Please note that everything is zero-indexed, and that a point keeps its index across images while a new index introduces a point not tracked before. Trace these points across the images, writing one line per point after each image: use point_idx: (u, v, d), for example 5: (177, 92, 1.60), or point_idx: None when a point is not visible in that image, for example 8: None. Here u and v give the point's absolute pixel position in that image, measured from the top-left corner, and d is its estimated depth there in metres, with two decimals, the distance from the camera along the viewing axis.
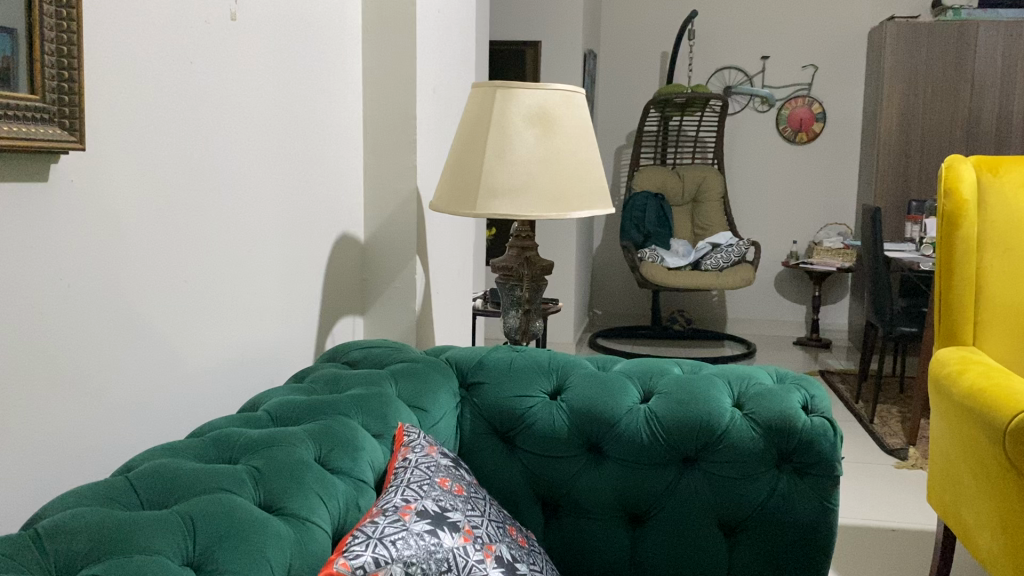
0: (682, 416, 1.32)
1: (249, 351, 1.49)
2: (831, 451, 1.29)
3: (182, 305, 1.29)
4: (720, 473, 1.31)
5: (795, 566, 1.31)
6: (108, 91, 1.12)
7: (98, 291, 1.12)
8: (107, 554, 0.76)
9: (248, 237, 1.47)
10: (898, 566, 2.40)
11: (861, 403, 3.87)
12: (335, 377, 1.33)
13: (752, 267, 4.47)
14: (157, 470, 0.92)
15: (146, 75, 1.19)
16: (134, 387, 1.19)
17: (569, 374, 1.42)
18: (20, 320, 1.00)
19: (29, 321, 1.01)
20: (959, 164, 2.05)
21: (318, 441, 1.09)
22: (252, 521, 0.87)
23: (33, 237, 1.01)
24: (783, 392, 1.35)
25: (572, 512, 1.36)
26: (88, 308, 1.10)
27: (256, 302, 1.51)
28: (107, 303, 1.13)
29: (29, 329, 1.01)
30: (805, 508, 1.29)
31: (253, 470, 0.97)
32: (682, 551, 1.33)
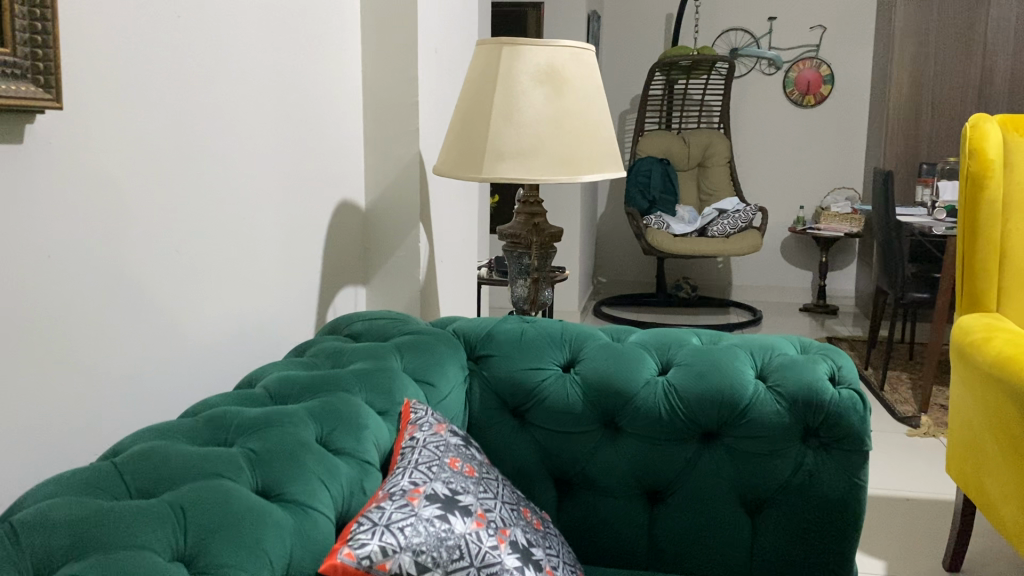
0: (703, 389, 1.25)
1: (247, 324, 1.42)
2: (861, 425, 1.22)
3: (177, 276, 1.22)
4: (743, 449, 1.25)
5: (821, 546, 1.25)
6: (90, 45, 1.03)
7: (86, 263, 1.04)
8: (88, 551, 0.69)
9: (244, 205, 1.39)
10: (913, 537, 2.35)
11: (870, 370, 3.81)
12: (336, 351, 1.26)
13: (759, 232, 4.39)
14: (146, 453, 0.85)
15: (131, 29, 1.10)
16: (128, 363, 1.12)
17: (583, 346, 1.35)
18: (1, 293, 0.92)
19: (11, 295, 0.94)
20: (984, 124, 1.97)
21: (320, 420, 1.02)
22: (249, 510, 0.80)
23: (9, 203, 0.93)
24: (810, 363, 1.27)
25: (587, 490, 1.30)
26: (75, 281, 1.02)
27: (253, 273, 1.43)
28: (94, 276, 1.05)
29: (8, 303, 0.93)
30: (833, 485, 1.23)
31: (250, 454, 0.91)
32: (703, 530, 1.27)
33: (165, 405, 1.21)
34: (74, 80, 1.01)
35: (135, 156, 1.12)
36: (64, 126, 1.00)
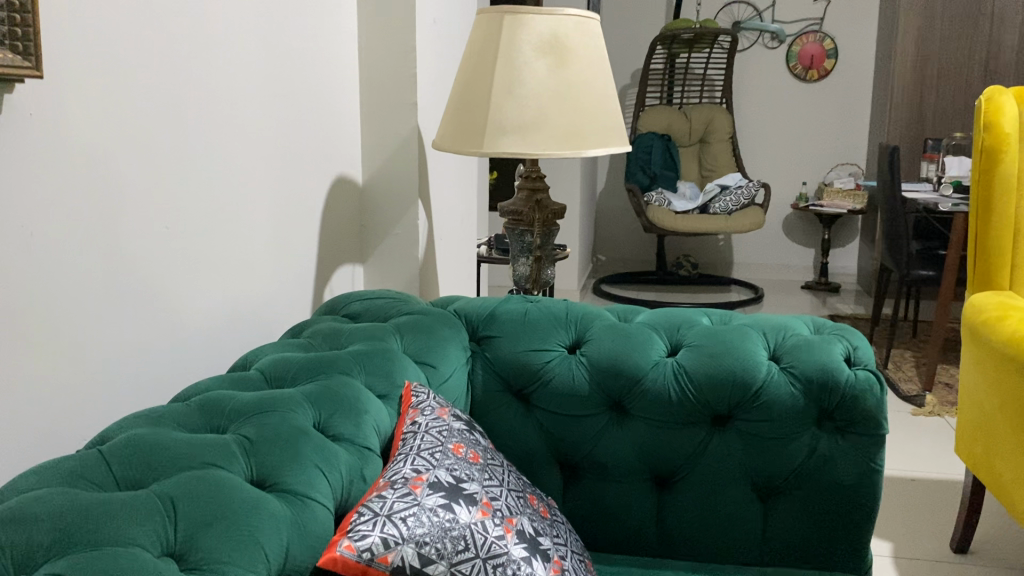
0: (714, 371, 1.21)
1: (241, 305, 1.37)
2: (878, 407, 1.18)
3: (167, 255, 1.17)
4: (756, 433, 1.21)
5: (835, 531, 1.21)
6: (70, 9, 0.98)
7: (71, 240, 0.99)
8: (70, 547, 0.65)
9: (236, 180, 1.34)
10: (919, 518, 2.32)
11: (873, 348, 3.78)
12: (334, 332, 1.21)
13: (762, 209, 4.33)
14: (134, 441, 0.81)
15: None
16: (119, 345, 1.08)
17: (589, 326, 1.30)
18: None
19: None
20: (999, 97, 1.92)
21: (317, 405, 0.97)
22: (242, 501, 0.76)
23: None
24: (824, 343, 1.23)
25: (594, 474, 1.26)
26: (60, 260, 0.97)
27: (247, 251, 1.38)
28: (79, 254, 1.00)
29: None
30: (848, 469, 1.19)
31: (243, 441, 0.86)
32: (714, 515, 1.23)
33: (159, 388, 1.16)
34: (52, 45, 0.95)
35: (121, 128, 1.06)
36: (43, 94, 0.94)
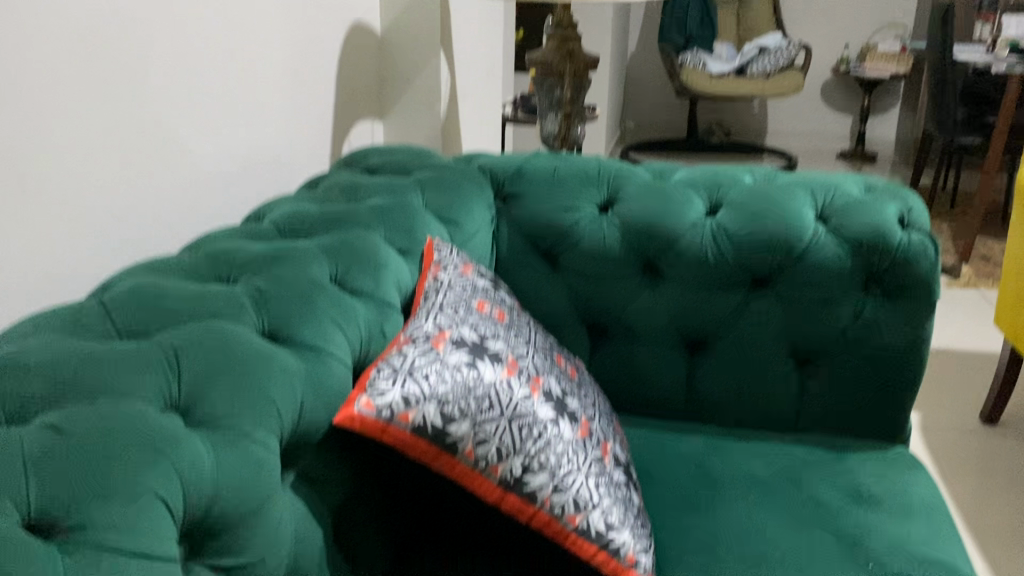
0: (756, 231, 1.13)
1: (256, 153, 1.29)
2: (930, 271, 1.11)
3: (177, 97, 1.08)
4: (796, 296, 1.14)
5: (875, 399, 1.16)
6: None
7: (74, 75, 0.90)
8: (64, 399, 0.60)
9: (247, 19, 1.23)
10: (948, 389, 2.28)
11: None
12: (352, 185, 1.14)
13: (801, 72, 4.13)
14: (136, 290, 0.76)
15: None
16: (132, 189, 1.01)
17: (623, 184, 1.22)
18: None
19: None
20: None
21: (333, 258, 0.91)
22: (252, 355, 0.71)
23: None
24: (876, 202, 1.15)
25: (623, 337, 1.21)
26: (62, 97, 0.89)
27: (260, 99, 1.29)
28: (84, 91, 0.92)
29: None
30: (893, 335, 1.13)
31: (254, 292, 0.81)
32: (748, 380, 1.18)
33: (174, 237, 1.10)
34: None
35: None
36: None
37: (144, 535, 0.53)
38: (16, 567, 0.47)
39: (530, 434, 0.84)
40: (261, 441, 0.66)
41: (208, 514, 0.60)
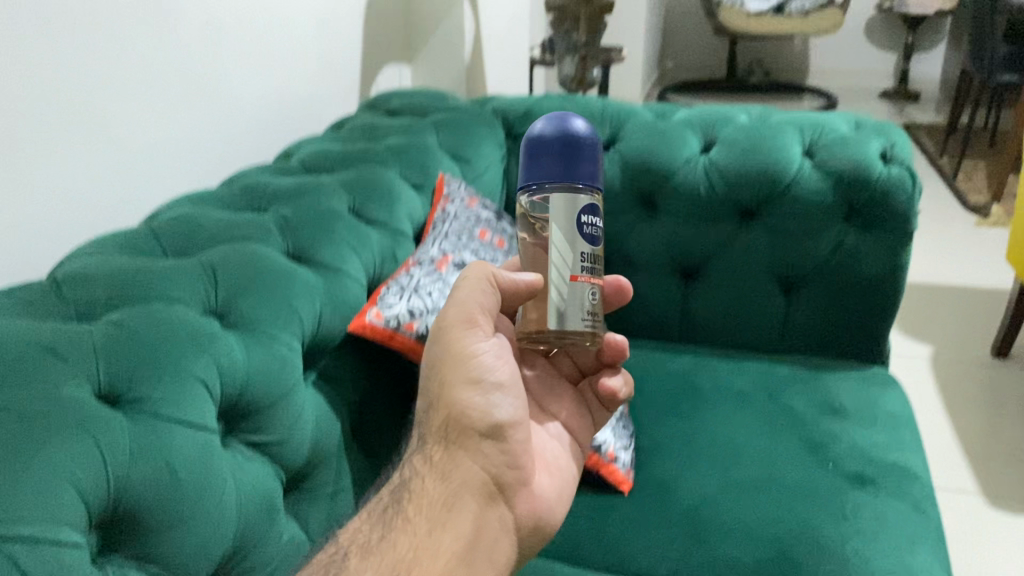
0: (744, 165, 1.23)
1: (289, 100, 1.41)
2: (908, 202, 1.19)
3: (219, 40, 1.20)
4: (782, 227, 1.23)
5: (854, 327, 1.26)
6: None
7: (129, 33, 1.02)
8: (127, 303, 0.73)
9: None
10: (972, 321, 2.29)
11: (945, 158, 3.64)
12: (373, 127, 1.26)
13: (840, 11, 4.07)
14: (180, 219, 0.88)
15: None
16: (184, 125, 1.14)
17: (626, 124, 1.33)
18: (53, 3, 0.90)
19: (56, 80, 0.92)
20: None
21: (352, 190, 1.02)
22: (278, 272, 0.83)
23: None
24: (861, 139, 1.23)
25: (624, 267, 1.32)
26: (121, 52, 1.01)
27: (294, 38, 1.41)
28: (134, 49, 1.03)
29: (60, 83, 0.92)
30: (873, 262, 1.21)
31: (281, 220, 0.92)
32: (737, 306, 1.29)
33: (221, 168, 1.24)
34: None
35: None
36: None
37: (185, 407, 0.66)
38: (97, 429, 0.60)
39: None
40: (286, 343, 0.79)
41: (242, 398, 0.73)
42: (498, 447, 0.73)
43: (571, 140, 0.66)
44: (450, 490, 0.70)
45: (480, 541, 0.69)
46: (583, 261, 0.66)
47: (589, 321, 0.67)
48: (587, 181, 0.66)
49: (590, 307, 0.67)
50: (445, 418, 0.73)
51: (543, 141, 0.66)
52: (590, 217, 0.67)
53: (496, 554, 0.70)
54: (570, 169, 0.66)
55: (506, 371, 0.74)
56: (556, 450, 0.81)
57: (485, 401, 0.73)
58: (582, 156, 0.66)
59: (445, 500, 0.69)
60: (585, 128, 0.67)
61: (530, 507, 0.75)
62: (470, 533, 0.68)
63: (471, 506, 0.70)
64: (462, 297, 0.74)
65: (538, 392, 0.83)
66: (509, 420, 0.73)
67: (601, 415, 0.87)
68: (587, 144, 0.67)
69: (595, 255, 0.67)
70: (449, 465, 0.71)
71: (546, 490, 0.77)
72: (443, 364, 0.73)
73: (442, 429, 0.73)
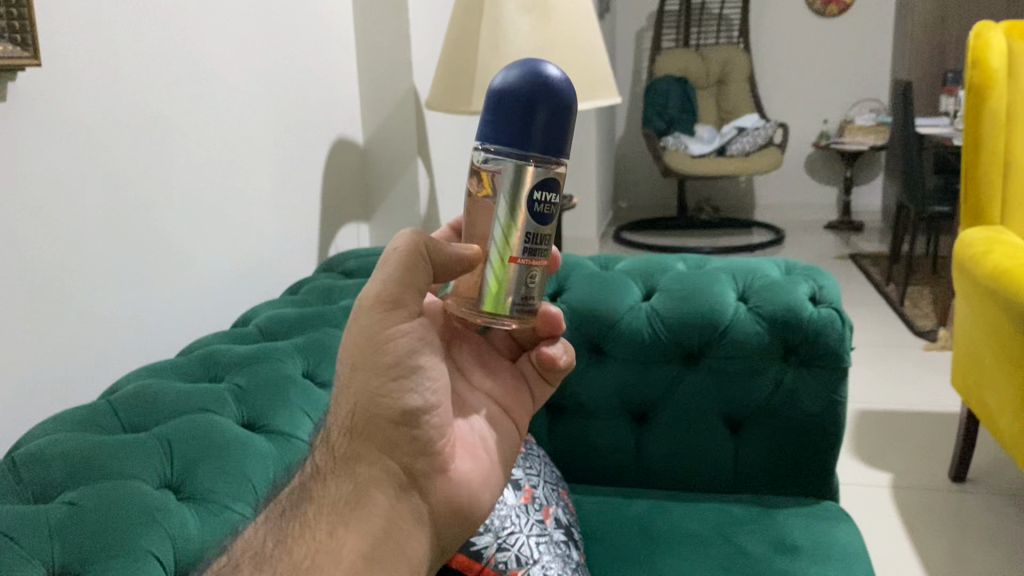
0: (684, 311, 1.29)
1: (248, 264, 1.47)
2: (839, 341, 1.25)
3: (180, 216, 1.27)
4: (724, 369, 1.28)
5: (801, 462, 1.30)
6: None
7: (91, 218, 1.08)
8: (84, 482, 0.75)
9: (239, 138, 1.43)
10: (927, 445, 2.34)
11: (891, 285, 3.78)
12: (328, 288, 1.32)
13: (779, 151, 4.31)
14: (138, 392, 0.91)
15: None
16: (143, 294, 1.19)
17: (570, 276, 1.39)
18: (21, 193, 0.97)
19: (19, 267, 0.97)
20: (988, 32, 1.93)
21: (306, 355, 1.06)
22: (233, 442, 0.85)
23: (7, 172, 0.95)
24: (790, 283, 1.31)
25: (576, 413, 1.36)
26: (82, 235, 1.07)
27: (254, 208, 1.49)
28: (96, 231, 1.09)
29: (23, 269, 0.97)
30: (812, 399, 1.27)
31: (236, 389, 0.95)
32: (688, 447, 1.32)
33: (180, 333, 1.28)
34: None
35: (138, 85, 1.17)
36: (64, 24, 1.03)
37: None
38: None
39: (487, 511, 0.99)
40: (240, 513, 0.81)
41: None
42: (407, 432, 0.71)
43: (548, 101, 0.61)
44: (353, 488, 0.70)
45: (391, 535, 0.68)
46: (524, 243, 0.65)
47: (522, 306, 0.66)
48: (558, 146, 0.63)
49: (524, 288, 0.66)
50: (351, 406, 0.72)
51: (519, 94, 0.61)
52: (544, 191, 0.64)
53: (409, 551, 0.69)
54: (544, 133, 0.62)
55: (422, 355, 0.71)
56: (485, 433, 0.80)
57: (396, 387, 0.70)
58: (556, 116, 0.62)
59: (347, 498, 0.69)
60: (561, 76, 0.63)
61: (447, 495, 0.73)
62: (377, 528, 0.68)
63: (378, 502, 0.69)
64: (397, 263, 0.70)
65: (474, 365, 0.83)
66: (421, 406, 0.71)
67: (541, 389, 0.87)
68: (564, 99, 0.62)
69: (542, 234, 0.65)
70: (353, 460, 0.71)
71: (468, 475, 0.75)
72: (355, 350, 0.71)
73: (348, 422, 0.72)
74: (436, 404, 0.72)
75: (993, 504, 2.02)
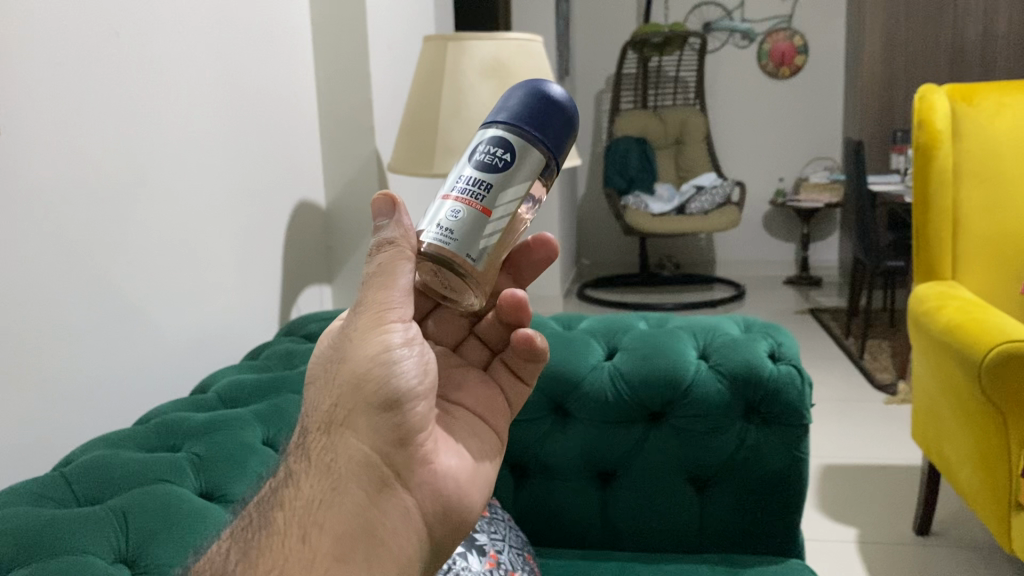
0: (647, 370, 1.29)
1: (209, 327, 1.46)
2: (799, 399, 1.26)
3: (139, 281, 1.26)
4: (687, 428, 1.29)
5: (766, 519, 1.30)
6: (53, 30, 1.09)
7: (46, 285, 1.07)
8: (34, 558, 0.73)
9: (201, 203, 1.43)
10: (890, 499, 2.35)
11: (850, 339, 3.84)
12: (289, 353, 1.31)
13: (737, 208, 4.40)
14: (94, 462, 0.89)
15: (95, 44, 1.17)
16: (101, 358, 1.18)
17: None
18: None
19: None
20: (932, 94, 2.00)
21: (266, 422, 1.05)
22: (190, 511, 0.84)
23: None
24: (750, 341, 1.32)
25: (541, 474, 1.35)
26: (36, 304, 1.06)
27: (215, 273, 1.48)
28: (51, 300, 1.08)
29: None
30: (774, 457, 1.27)
31: (194, 459, 0.93)
32: (655, 507, 1.32)
33: (139, 398, 1.27)
34: (33, 58, 1.06)
35: (98, 152, 1.17)
36: (22, 94, 1.04)
37: None
38: None
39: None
40: None
41: None
42: (391, 420, 0.69)
43: (543, 106, 0.70)
44: (332, 484, 0.67)
45: (370, 535, 0.66)
46: (467, 185, 0.69)
47: (443, 237, 0.69)
48: (541, 140, 0.70)
49: (451, 224, 0.69)
50: (335, 396, 0.70)
51: (523, 95, 0.71)
52: (497, 149, 0.69)
53: (396, 549, 0.67)
54: (527, 118, 0.70)
55: (409, 343, 0.71)
56: (471, 436, 0.79)
57: (383, 370, 0.69)
58: (546, 117, 0.70)
59: (323, 496, 0.66)
60: (565, 96, 0.72)
61: (433, 488, 0.70)
62: (356, 526, 0.65)
63: (357, 497, 0.66)
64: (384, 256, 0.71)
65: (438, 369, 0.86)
66: (406, 393, 0.70)
67: (517, 391, 0.88)
68: (559, 112, 0.71)
69: (490, 182, 0.69)
70: (331, 454, 0.68)
71: (454, 470, 0.73)
72: (348, 345, 0.71)
73: (330, 415, 0.69)
74: (422, 394, 0.71)
75: (958, 557, 2.03)
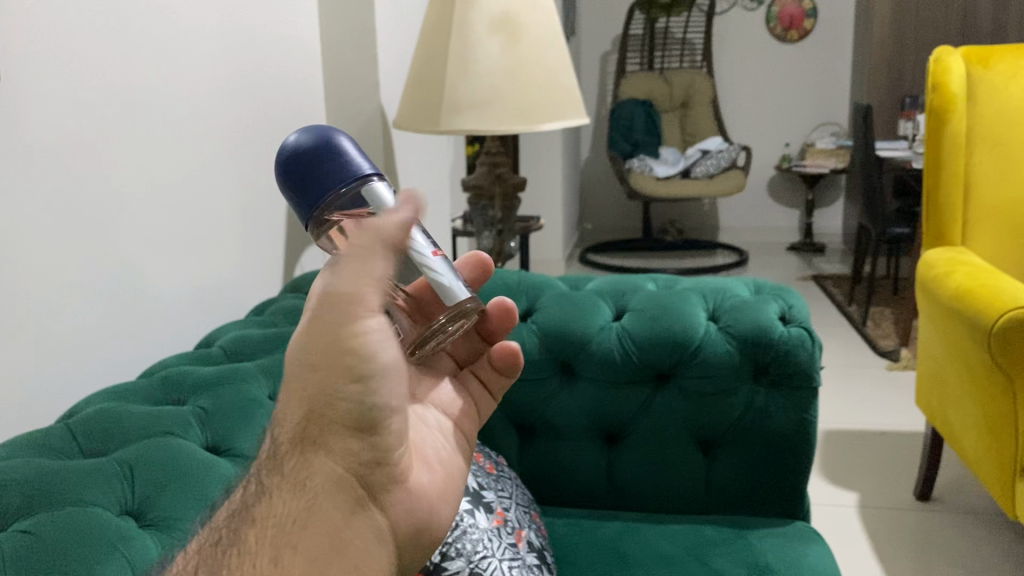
0: (655, 331, 1.28)
1: (210, 286, 1.44)
2: (809, 361, 1.25)
3: (141, 235, 1.24)
4: (697, 389, 1.28)
5: (773, 479, 1.30)
6: None
7: (47, 238, 1.06)
8: (41, 507, 0.72)
9: (203, 155, 1.41)
10: (890, 465, 2.35)
11: (853, 306, 3.82)
12: (294, 309, 1.29)
13: (742, 172, 4.36)
14: (100, 414, 0.88)
15: None
16: (102, 313, 1.16)
17: (540, 296, 1.37)
18: None
19: None
20: (947, 56, 1.97)
21: (272, 378, 1.03)
22: (196, 464, 0.83)
23: None
24: (760, 303, 1.30)
25: (548, 434, 1.34)
26: (38, 257, 1.05)
27: (218, 228, 1.46)
28: (53, 252, 1.07)
29: None
30: (783, 419, 1.27)
31: (198, 412, 0.92)
32: (662, 470, 1.31)
33: (139, 355, 1.25)
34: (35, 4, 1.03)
35: (100, 101, 1.15)
36: (25, 41, 1.02)
37: None
38: None
39: (459, 535, 0.96)
40: None
41: None
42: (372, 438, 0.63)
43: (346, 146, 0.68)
44: (305, 504, 0.60)
45: (343, 554, 0.60)
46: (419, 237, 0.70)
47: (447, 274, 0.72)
48: None
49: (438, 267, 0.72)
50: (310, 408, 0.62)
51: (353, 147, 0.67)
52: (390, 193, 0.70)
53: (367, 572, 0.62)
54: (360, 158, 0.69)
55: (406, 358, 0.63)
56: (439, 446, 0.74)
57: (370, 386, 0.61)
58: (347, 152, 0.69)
59: (298, 516, 0.60)
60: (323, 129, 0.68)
61: (408, 509, 0.67)
62: (327, 544, 0.60)
63: (332, 513, 0.61)
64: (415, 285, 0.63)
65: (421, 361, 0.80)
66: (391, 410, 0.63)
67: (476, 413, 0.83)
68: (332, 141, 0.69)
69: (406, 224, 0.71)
70: (304, 472, 0.61)
71: (426, 488, 0.69)
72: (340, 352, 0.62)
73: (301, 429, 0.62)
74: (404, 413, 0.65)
75: (958, 523, 2.03)
